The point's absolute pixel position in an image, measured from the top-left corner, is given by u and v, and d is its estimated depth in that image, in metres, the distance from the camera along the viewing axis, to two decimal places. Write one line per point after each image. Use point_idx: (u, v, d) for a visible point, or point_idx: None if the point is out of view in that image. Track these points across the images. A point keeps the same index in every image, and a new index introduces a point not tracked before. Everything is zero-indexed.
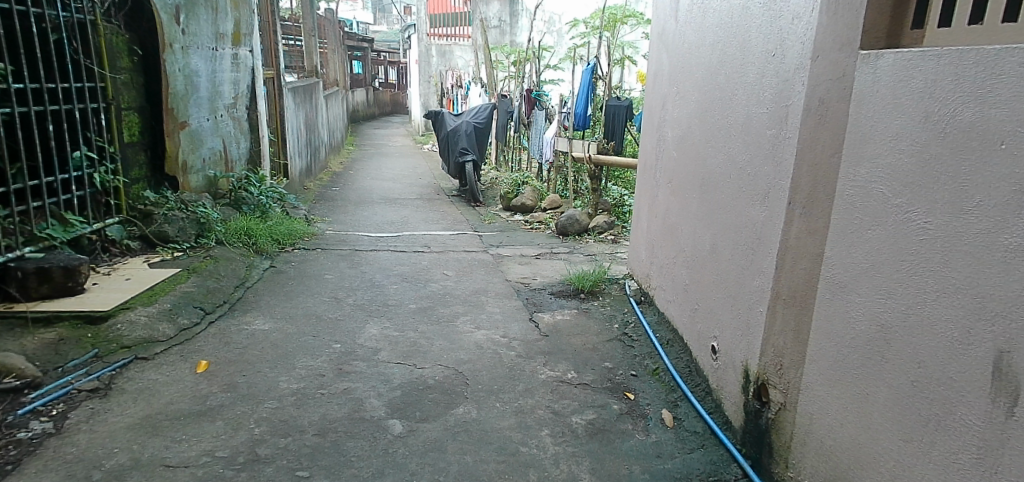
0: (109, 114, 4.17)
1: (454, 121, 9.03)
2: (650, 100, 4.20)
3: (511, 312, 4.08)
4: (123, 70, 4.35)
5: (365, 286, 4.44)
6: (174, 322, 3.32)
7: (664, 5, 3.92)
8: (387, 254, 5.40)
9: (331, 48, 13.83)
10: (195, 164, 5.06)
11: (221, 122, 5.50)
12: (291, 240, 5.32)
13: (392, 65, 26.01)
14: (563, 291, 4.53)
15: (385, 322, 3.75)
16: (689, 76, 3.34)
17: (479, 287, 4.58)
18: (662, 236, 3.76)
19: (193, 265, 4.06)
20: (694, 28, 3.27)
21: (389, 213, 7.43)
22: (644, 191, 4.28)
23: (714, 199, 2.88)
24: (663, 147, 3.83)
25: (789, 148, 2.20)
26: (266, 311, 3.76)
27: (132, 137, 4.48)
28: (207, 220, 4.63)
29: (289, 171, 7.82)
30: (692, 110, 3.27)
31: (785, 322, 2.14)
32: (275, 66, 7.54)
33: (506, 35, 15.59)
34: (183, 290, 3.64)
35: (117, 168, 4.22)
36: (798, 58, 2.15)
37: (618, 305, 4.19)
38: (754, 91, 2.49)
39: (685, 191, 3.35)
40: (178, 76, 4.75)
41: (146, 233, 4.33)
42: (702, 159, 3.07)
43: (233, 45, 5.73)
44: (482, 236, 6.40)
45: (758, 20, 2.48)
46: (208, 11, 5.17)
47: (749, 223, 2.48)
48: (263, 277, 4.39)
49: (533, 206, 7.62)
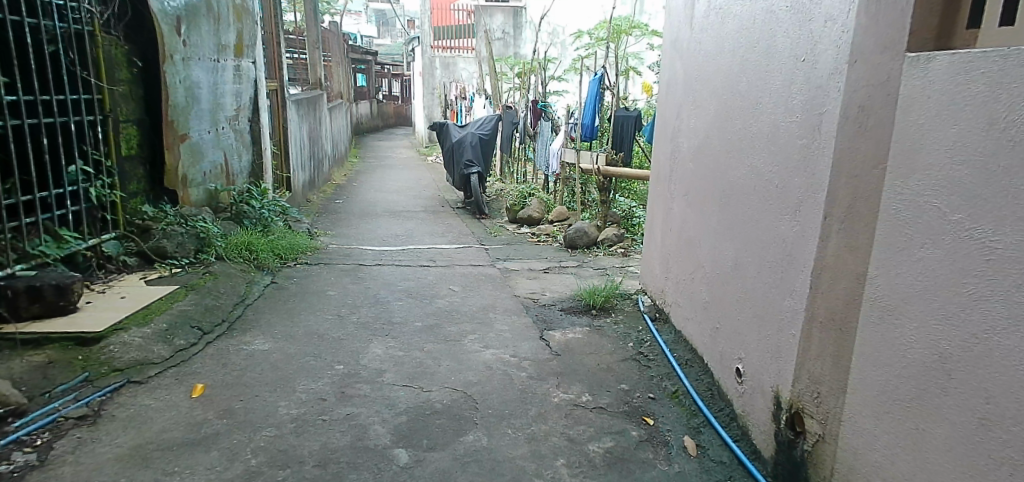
0: (106, 126, 4.05)
1: (460, 132, 8.94)
2: (663, 109, 4.08)
3: (521, 330, 3.93)
4: (121, 81, 4.24)
5: (369, 302, 4.30)
6: (170, 343, 3.17)
7: (677, 12, 3.81)
8: (391, 268, 5.26)
9: (335, 61, 13.80)
10: (195, 178, 4.94)
11: (222, 135, 5.39)
12: (293, 255, 5.18)
13: (397, 78, 26.05)
14: (574, 307, 4.38)
15: (390, 341, 3.60)
16: (707, 85, 3.21)
17: (488, 304, 4.44)
18: (679, 251, 3.60)
19: (191, 282, 3.91)
20: (712, 34, 3.15)
21: (394, 226, 7.29)
22: (657, 203, 4.15)
23: (738, 212, 2.73)
24: (678, 158, 3.69)
25: (823, 158, 2.06)
26: (267, 330, 3.62)
27: (130, 151, 4.36)
28: (206, 234, 4.50)
29: (292, 183, 7.69)
30: (710, 120, 3.13)
31: (823, 347, 1.99)
32: (278, 78, 7.44)
33: (510, 47, 15.53)
34: (180, 309, 3.49)
35: (114, 182, 4.08)
36: (832, 62, 2.02)
37: (632, 322, 4.03)
38: (782, 98, 2.35)
39: (703, 204, 3.20)
40: (179, 88, 4.64)
41: (144, 248, 4.18)
42: (723, 170, 2.93)
43: (236, 56, 5.64)
44: (488, 249, 6.26)
45: (785, 24, 2.35)
46: (210, 22, 5.08)
47: (778, 238, 2.34)
48: (264, 293, 4.25)
49: (540, 218, 7.50)
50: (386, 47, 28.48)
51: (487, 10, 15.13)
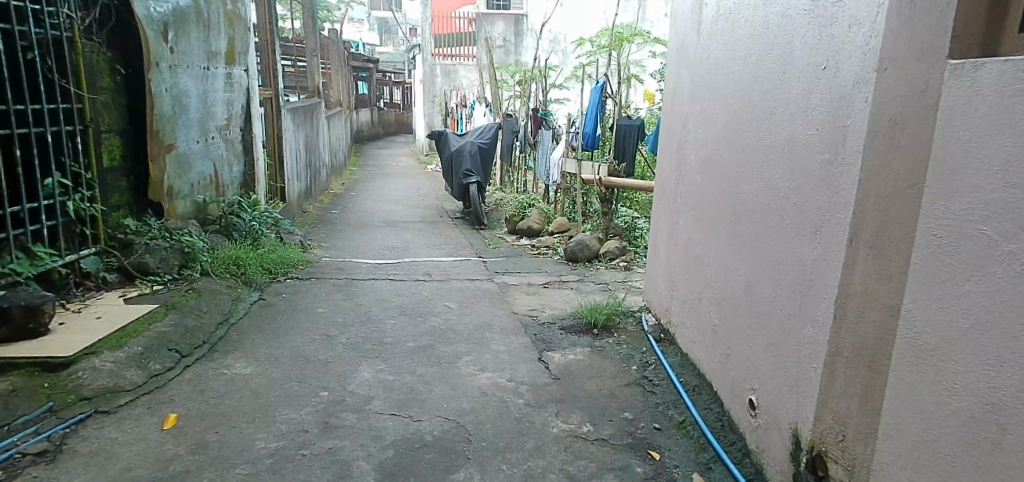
0: (86, 137, 3.86)
1: (458, 141, 8.77)
2: (667, 119, 3.90)
3: (519, 351, 3.73)
4: (103, 90, 4.07)
5: (360, 321, 4.11)
6: (145, 369, 2.98)
7: (683, 17, 3.63)
8: (385, 283, 5.08)
9: (334, 68, 13.62)
10: (182, 189, 4.76)
11: (211, 145, 5.22)
12: (284, 269, 5.00)
13: (398, 85, 25.90)
14: (574, 326, 4.18)
15: (380, 364, 3.41)
16: (715, 94, 3.03)
17: (484, 322, 4.24)
18: (685, 268, 3.42)
19: (172, 301, 3.73)
20: (722, 40, 2.97)
21: (390, 237, 7.10)
22: (661, 217, 3.97)
23: (750, 231, 2.55)
24: (684, 171, 3.51)
25: (849, 176, 1.88)
26: (250, 352, 3.42)
27: (112, 162, 4.18)
28: (191, 249, 4.32)
29: (287, 194, 7.52)
30: (720, 131, 2.94)
31: (850, 384, 1.81)
32: (273, 85, 7.27)
33: (511, 54, 15.35)
34: (158, 330, 3.30)
35: (94, 195, 3.89)
36: (857, 70, 1.86)
37: (636, 342, 3.84)
38: (800, 109, 2.18)
39: (711, 221, 3.02)
40: (165, 96, 4.47)
41: (125, 264, 3.99)
42: (733, 185, 2.75)
43: (227, 64, 5.47)
44: (486, 262, 6.06)
45: (803, 30, 2.18)
46: (199, 29, 4.92)
47: (796, 261, 2.16)
48: (250, 311, 4.06)
49: (540, 230, 7.31)
50: (387, 55, 28.34)
51: (488, 18, 14.97)
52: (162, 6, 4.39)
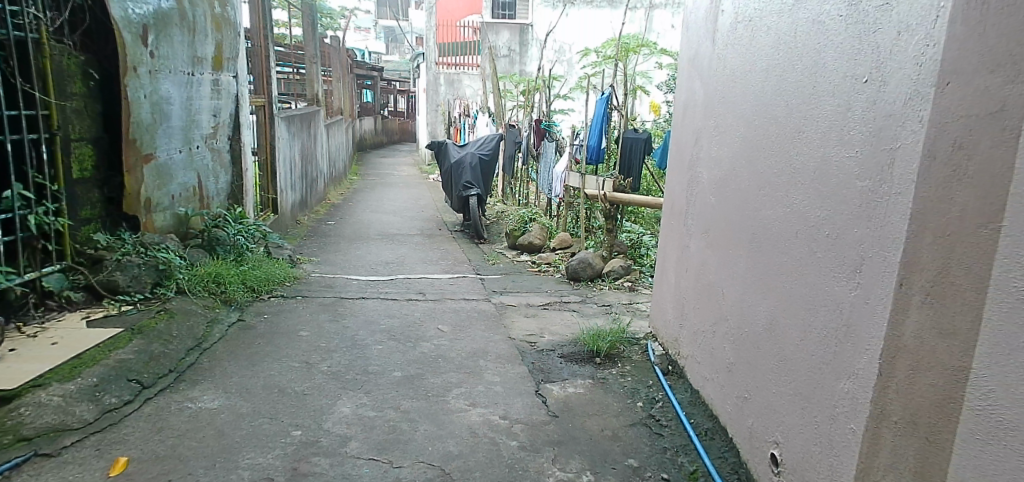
0: (52, 146, 3.61)
1: (458, 152, 8.50)
2: (678, 134, 3.63)
3: (514, 382, 3.43)
4: (73, 96, 3.82)
5: (345, 346, 3.81)
6: (98, 403, 2.70)
7: (697, 24, 3.35)
8: (375, 303, 4.79)
9: (337, 76, 13.36)
10: (162, 202, 4.51)
11: (195, 154, 4.97)
12: (267, 286, 4.73)
13: (403, 93, 25.67)
14: (575, 354, 3.88)
15: (362, 398, 3.11)
16: (732, 108, 2.76)
17: (479, 348, 3.94)
18: (696, 297, 3.14)
19: (140, 324, 3.47)
20: (740, 49, 2.70)
21: (385, 252, 6.82)
22: (670, 238, 3.68)
23: (772, 262, 2.28)
24: (695, 190, 3.23)
25: (898, 208, 1.60)
26: (219, 383, 3.14)
27: (83, 173, 3.93)
28: (167, 265, 4.05)
29: (279, 206, 7.25)
30: (736, 149, 2.67)
31: (899, 455, 1.52)
32: (267, 92, 7.00)
33: (515, 64, 15.03)
34: (118, 358, 3.03)
35: (60, 208, 3.64)
36: (907, 85, 1.58)
37: (641, 374, 3.54)
38: (833, 129, 1.90)
39: (726, 246, 2.75)
40: (144, 103, 4.22)
41: (92, 282, 3.73)
42: (752, 209, 2.48)
43: (214, 69, 5.23)
44: (484, 280, 5.76)
45: (837, 38, 1.91)
46: (184, 32, 4.68)
47: (831, 301, 1.88)
48: (226, 335, 3.79)
49: (542, 245, 7.02)
50: (392, 62, 28.11)
51: (493, 27, 14.71)
52: (142, 8, 4.14)
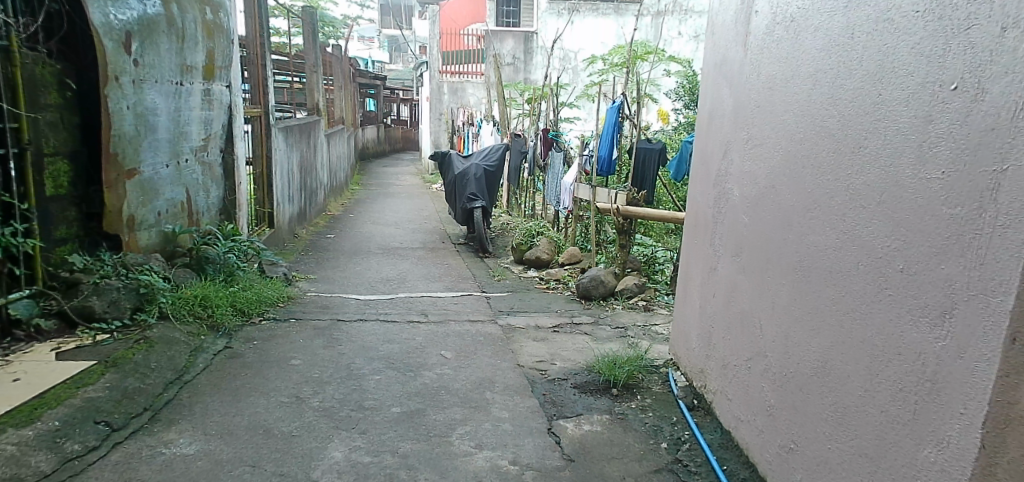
0: (21, 162, 3.33)
1: (462, 163, 8.21)
2: (702, 146, 3.34)
3: (524, 419, 3.11)
4: (46, 107, 3.55)
5: (340, 377, 3.51)
6: (58, 451, 2.41)
7: (724, 26, 3.06)
8: (374, 325, 4.49)
9: (339, 85, 13.16)
10: (147, 219, 4.24)
11: (184, 168, 4.71)
12: (259, 309, 4.45)
13: (405, 101, 25.47)
14: (590, 384, 3.56)
15: (356, 440, 2.80)
16: (770, 118, 2.46)
17: (485, 378, 3.64)
18: (726, 327, 2.84)
19: (114, 356, 3.20)
20: (779, 53, 2.41)
21: (386, 267, 6.54)
22: (694, 259, 3.39)
23: (824, 295, 1.98)
24: (724, 208, 2.94)
25: (1006, 243, 1.29)
26: (199, 423, 2.84)
27: (57, 189, 3.66)
28: (149, 288, 3.78)
29: (275, 220, 6.99)
30: (776, 165, 2.38)
31: None
32: (263, 102, 6.73)
33: (519, 72, 14.84)
34: (86, 397, 2.76)
35: (31, 228, 3.36)
36: (1020, 92, 1.28)
37: (664, 409, 3.22)
38: (909, 145, 1.60)
39: (764, 273, 2.45)
40: (127, 114, 3.95)
41: (65, 308, 3.46)
42: (796, 234, 2.18)
43: (205, 79, 4.96)
44: (490, 299, 5.46)
45: (913, 39, 1.61)
46: (172, 39, 4.42)
47: (908, 349, 1.57)
48: (210, 365, 3.51)
49: (549, 260, 6.71)
50: (395, 71, 27.96)
51: (497, 34, 14.42)
52: (125, 13, 3.88)
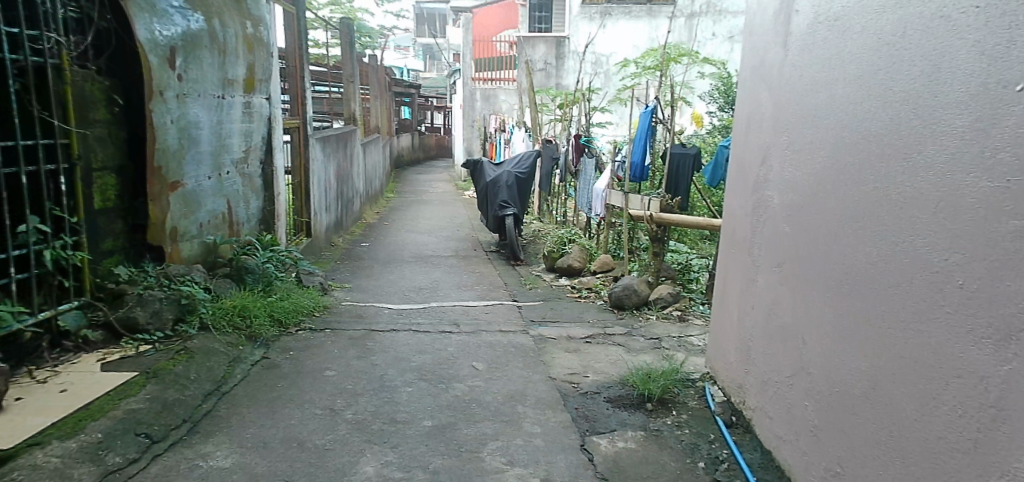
0: (72, 177, 3.44)
1: (494, 171, 8.22)
2: (741, 151, 3.26)
3: (557, 435, 3.07)
4: (95, 123, 3.65)
5: (372, 389, 3.52)
6: (99, 464, 2.46)
7: (764, 28, 2.97)
8: (406, 336, 4.51)
9: (375, 94, 13.36)
10: (189, 230, 4.35)
11: (225, 180, 4.82)
12: (295, 319, 4.51)
13: (439, 108, 25.71)
14: (624, 398, 3.49)
15: (388, 454, 2.80)
16: (813, 124, 2.38)
17: (516, 391, 3.60)
18: (766, 341, 2.75)
19: (156, 367, 3.28)
20: (824, 54, 2.32)
21: (419, 276, 6.58)
22: (732, 269, 3.30)
23: (874, 313, 1.90)
24: (764, 217, 2.85)
25: None
26: (235, 435, 2.88)
27: (105, 203, 3.76)
28: (190, 299, 3.87)
29: (312, 229, 7.11)
30: (821, 173, 2.29)
31: None
32: (301, 113, 6.86)
33: (552, 77, 14.71)
34: (128, 409, 2.82)
35: (80, 241, 3.46)
36: None
37: (701, 426, 3.14)
38: (968, 151, 1.52)
39: (807, 287, 2.37)
40: (171, 128, 4.06)
41: (110, 320, 3.55)
42: (842, 247, 2.10)
43: (245, 92, 5.07)
44: (522, 308, 5.43)
45: (973, 39, 1.53)
46: (214, 54, 4.53)
47: (968, 375, 1.48)
48: (248, 376, 3.56)
49: (582, 268, 6.64)
50: (430, 79, 28.24)
51: (529, 41, 14.39)
52: (170, 29, 3.99)
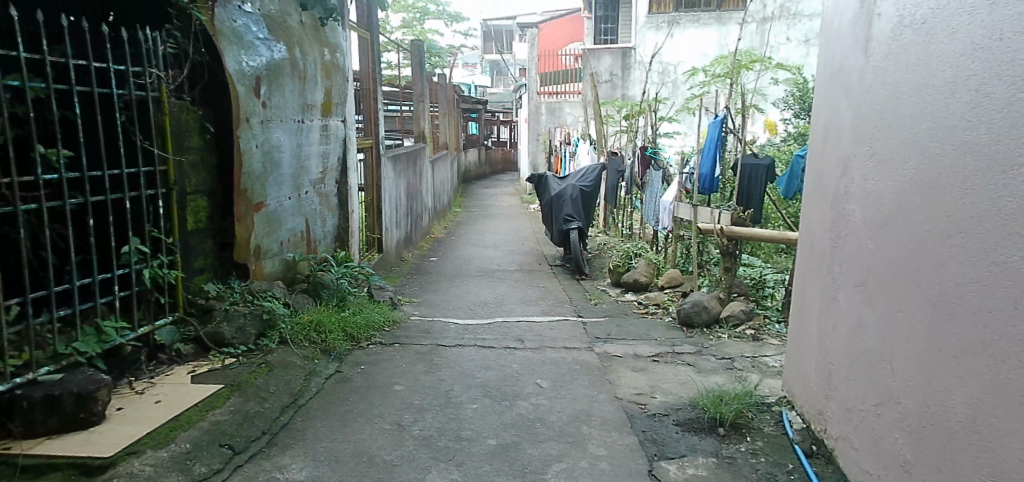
0: (169, 201, 3.69)
1: (559, 184, 8.21)
2: (819, 162, 3.13)
3: (623, 458, 3.01)
4: (191, 149, 3.90)
5: (438, 405, 3.57)
6: (187, 473, 2.60)
7: (844, 36, 2.85)
8: (472, 351, 4.55)
9: (444, 111, 13.64)
10: (271, 248, 4.57)
11: (304, 200, 5.05)
12: (367, 333, 4.65)
13: (505, 123, 25.99)
14: (694, 422, 3.39)
15: (453, 472, 2.83)
16: (899, 135, 2.26)
17: (582, 411, 3.57)
18: (850, 366, 2.61)
19: (239, 380, 3.45)
20: (910, 60, 2.20)
21: (484, 290, 6.64)
22: (810, 288, 3.16)
23: (973, 341, 1.76)
24: (845, 233, 2.72)
25: None
26: (310, 448, 2.99)
27: (197, 224, 4.00)
28: (271, 314, 4.07)
29: (383, 245, 7.32)
30: (908, 189, 2.17)
31: None
32: (374, 134, 7.10)
33: (618, 88, 14.66)
34: (213, 421, 2.98)
35: (174, 260, 3.70)
36: None
37: (778, 454, 3.00)
38: None
39: (895, 311, 2.23)
40: (255, 152, 4.30)
41: (200, 334, 3.77)
42: (935, 268, 1.97)
43: (323, 115, 5.31)
44: (586, 324, 5.38)
45: None
46: (295, 81, 4.77)
47: None
48: (322, 389, 3.70)
49: (648, 283, 6.52)
50: (496, 94, 28.63)
51: (594, 53, 14.44)
52: (255, 60, 4.24)
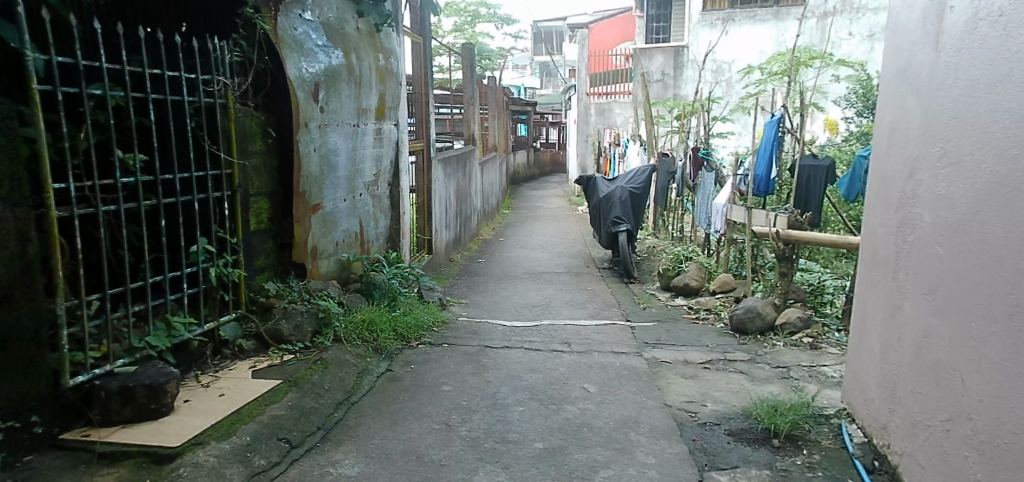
0: (234, 203, 3.85)
1: (608, 186, 8.17)
2: (883, 164, 3.03)
3: (671, 467, 2.99)
4: (254, 153, 4.06)
5: (486, 407, 3.62)
6: (248, 465, 2.72)
7: (911, 33, 2.75)
8: (519, 353, 4.58)
9: (493, 113, 13.75)
10: (327, 248, 4.71)
11: (358, 202, 5.18)
12: (417, 333, 4.74)
13: (555, 124, 25.95)
14: (746, 432, 3.33)
15: (499, 474, 2.87)
16: (972, 135, 2.17)
17: (629, 417, 3.55)
18: (916, 381, 2.51)
19: (296, 376, 3.58)
20: (984, 56, 2.12)
21: (532, 292, 6.67)
22: (873, 297, 3.06)
23: None
24: (912, 241, 2.62)
25: None
26: (362, 445, 3.08)
27: (260, 224, 4.15)
28: (326, 313, 4.21)
29: (433, 246, 7.44)
30: (982, 195, 2.08)
31: None
32: (425, 136, 7.22)
33: (670, 88, 14.47)
34: (272, 415, 3.11)
35: (237, 259, 3.87)
36: None
37: (837, 469, 2.92)
38: None
39: (966, 324, 2.14)
40: (313, 156, 4.45)
41: (261, 331, 3.94)
42: (1011, 280, 1.88)
43: (377, 119, 5.44)
44: (635, 328, 5.33)
45: None
46: (351, 86, 4.91)
47: None
48: (374, 387, 3.80)
49: (699, 287, 6.40)
50: (546, 95, 28.62)
51: (646, 52, 14.35)
52: (314, 66, 4.39)
